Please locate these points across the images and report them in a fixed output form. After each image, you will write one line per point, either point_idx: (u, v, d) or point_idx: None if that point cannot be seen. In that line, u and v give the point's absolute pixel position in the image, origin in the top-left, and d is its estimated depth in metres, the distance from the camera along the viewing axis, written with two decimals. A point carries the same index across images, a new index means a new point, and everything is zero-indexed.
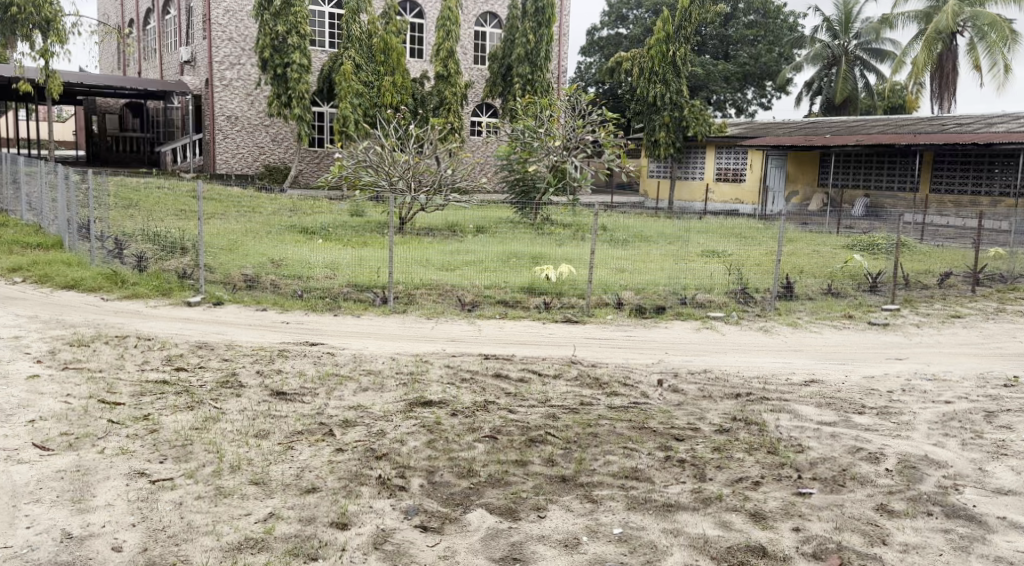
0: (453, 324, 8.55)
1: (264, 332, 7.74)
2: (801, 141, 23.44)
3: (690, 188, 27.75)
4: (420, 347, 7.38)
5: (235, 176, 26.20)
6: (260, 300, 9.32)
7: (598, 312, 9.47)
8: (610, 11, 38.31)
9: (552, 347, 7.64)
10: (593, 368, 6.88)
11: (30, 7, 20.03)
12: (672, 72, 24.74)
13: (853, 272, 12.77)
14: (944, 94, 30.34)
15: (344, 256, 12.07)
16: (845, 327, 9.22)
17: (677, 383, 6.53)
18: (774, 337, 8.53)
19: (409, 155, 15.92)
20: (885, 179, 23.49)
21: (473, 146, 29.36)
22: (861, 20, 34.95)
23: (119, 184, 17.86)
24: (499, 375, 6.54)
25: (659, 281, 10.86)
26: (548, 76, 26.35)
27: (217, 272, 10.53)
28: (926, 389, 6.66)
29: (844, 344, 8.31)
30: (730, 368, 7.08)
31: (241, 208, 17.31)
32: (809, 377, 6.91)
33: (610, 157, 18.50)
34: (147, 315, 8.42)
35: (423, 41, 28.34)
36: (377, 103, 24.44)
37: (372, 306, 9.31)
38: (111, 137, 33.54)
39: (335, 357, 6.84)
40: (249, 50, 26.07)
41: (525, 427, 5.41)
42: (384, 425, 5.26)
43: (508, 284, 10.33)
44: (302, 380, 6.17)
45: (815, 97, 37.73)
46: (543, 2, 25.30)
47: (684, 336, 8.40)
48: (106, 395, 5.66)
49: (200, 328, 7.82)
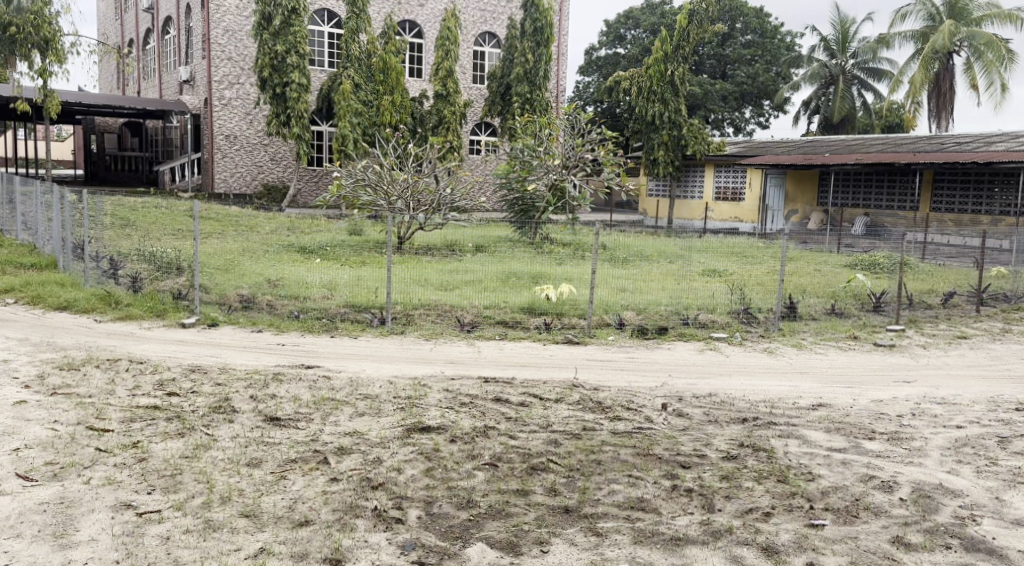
0: (452, 346, 8.40)
1: (259, 354, 7.58)
2: (801, 160, 23.41)
3: (689, 207, 27.69)
4: (418, 370, 7.22)
5: (233, 195, 26.11)
6: (256, 322, 9.17)
7: (600, 332, 9.32)
8: (608, 31, 38.44)
9: (553, 369, 7.48)
10: (595, 392, 6.72)
11: (29, 27, 20.04)
12: (671, 91, 24.74)
13: (856, 292, 12.66)
14: (942, 113, 30.40)
15: (342, 276, 11.94)
16: (851, 348, 9.09)
17: (681, 407, 6.37)
18: (779, 358, 8.39)
19: (408, 173, 15.82)
20: (885, 198, 23.43)
21: (473, 164, 29.33)
22: (858, 40, 35.10)
23: (116, 203, 17.76)
24: (499, 400, 6.38)
25: (661, 301, 10.72)
26: (547, 95, 26.38)
27: (213, 293, 10.38)
28: (936, 413, 6.50)
29: (849, 366, 8.16)
30: (735, 391, 6.92)
31: (239, 228, 17.21)
32: (815, 401, 6.76)
33: (610, 175, 18.46)
34: (140, 337, 8.25)
35: (422, 60, 28.41)
36: (376, 122, 24.40)
37: (369, 327, 9.18)
38: (109, 157, 33.50)
39: (332, 380, 6.68)
40: (248, 69, 26.08)
41: (526, 454, 5.24)
42: (381, 452, 5.10)
43: (507, 304, 10.18)
44: (297, 405, 6.01)
45: (813, 116, 37.79)
46: (542, 22, 25.37)
47: (688, 358, 8.25)
48: (95, 422, 5.49)
49: (194, 351, 7.66)
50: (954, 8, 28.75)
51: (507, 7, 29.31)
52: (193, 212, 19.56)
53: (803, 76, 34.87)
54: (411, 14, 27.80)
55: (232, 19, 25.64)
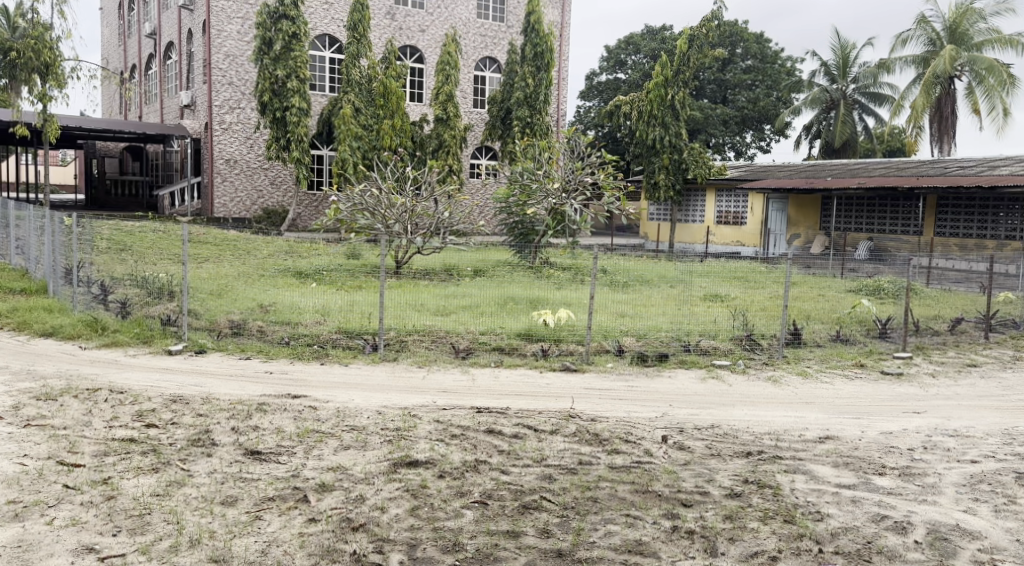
0: (445, 373, 8.15)
1: (245, 383, 7.33)
2: (803, 184, 23.23)
3: (691, 231, 27.52)
4: (409, 400, 6.95)
5: (233, 220, 25.97)
6: (245, 349, 8.92)
7: (597, 359, 9.05)
8: (608, 56, 38.48)
9: (548, 398, 7.21)
10: (592, 423, 6.43)
11: (29, 53, 19.91)
12: (672, 116, 24.61)
13: (861, 317, 12.40)
14: (943, 137, 30.30)
15: (335, 301, 11.69)
16: (857, 377, 8.81)
17: (681, 439, 6.10)
18: (783, 387, 8.11)
19: (407, 197, 15.65)
20: (889, 223, 23.23)
21: (473, 188, 29.18)
22: (859, 65, 35.10)
23: (112, 226, 17.61)
24: (491, 431, 6.10)
25: (662, 326, 10.46)
26: (547, 120, 26.32)
27: (203, 319, 10.14)
28: (949, 447, 6.23)
29: (856, 396, 7.89)
30: (738, 422, 6.65)
31: (235, 252, 17.01)
32: (822, 432, 6.49)
33: (610, 199, 18.30)
34: (123, 365, 8.00)
35: (422, 85, 28.40)
36: (376, 146, 24.28)
37: (361, 353, 8.92)
38: (110, 180, 33.45)
39: (318, 411, 6.42)
40: (248, 94, 26.03)
41: (519, 490, 4.97)
42: (364, 489, 4.84)
43: (503, 330, 9.91)
44: (280, 438, 5.75)
45: (814, 141, 37.69)
46: (542, 46, 25.35)
47: (689, 387, 7.98)
48: (66, 455, 5.23)
49: (178, 379, 7.41)
50: (955, 33, 28.68)
51: (506, 32, 29.35)
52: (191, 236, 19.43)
53: (803, 100, 34.85)
54: (412, 39, 27.84)
55: (233, 44, 25.61)
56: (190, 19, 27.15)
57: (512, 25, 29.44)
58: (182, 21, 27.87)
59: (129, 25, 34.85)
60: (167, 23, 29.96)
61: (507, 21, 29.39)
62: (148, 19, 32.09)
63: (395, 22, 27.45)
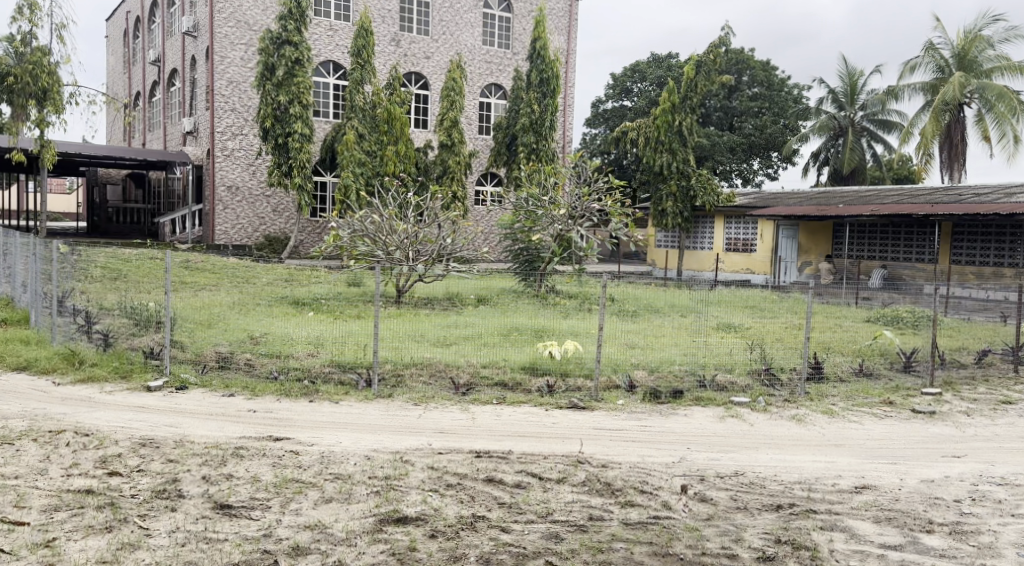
0: (443, 412, 7.52)
1: (224, 424, 6.74)
2: (814, 212, 22.69)
3: (699, 259, 27.01)
4: (402, 442, 6.35)
5: (234, 247, 25.50)
6: (230, 385, 8.34)
7: (608, 396, 8.42)
8: (614, 84, 38.18)
9: (553, 440, 6.60)
10: (603, 470, 5.79)
11: (26, 77, 19.66)
12: (679, 142, 24.16)
13: (883, 350, 11.75)
14: (953, 164, 29.79)
15: (330, 332, 11.12)
16: (888, 416, 8.17)
17: (703, 489, 5.48)
18: (808, 428, 7.50)
19: (409, 223, 15.17)
20: (902, 250, 22.64)
21: (478, 215, 28.75)
22: (867, 92, 34.75)
23: (108, 253, 17.21)
24: (491, 481, 5.47)
25: (675, 359, 9.83)
26: (553, 145, 25.88)
27: (189, 351, 9.61)
28: (1001, 499, 5.58)
29: (889, 438, 7.25)
30: (764, 469, 6.03)
31: (232, 279, 16.54)
32: (857, 481, 5.86)
33: (617, 226, 17.80)
34: (96, 403, 7.44)
35: (427, 111, 28.03)
36: (378, 172, 23.84)
37: (354, 390, 8.31)
38: (112, 209, 33.18)
39: (301, 456, 5.83)
40: (251, 120, 25.70)
41: (519, 553, 4.38)
42: (343, 555, 4.28)
43: (506, 362, 9.32)
44: (255, 489, 5.19)
45: (822, 168, 37.20)
46: (548, 73, 25.04)
47: (707, 426, 7.35)
48: (10, 512, 4.66)
49: (152, 418, 6.84)
50: (963, 59, 28.32)
51: (512, 59, 29.10)
52: (188, 263, 19.02)
53: (811, 127, 34.48)
54: (416, 66, 27.54)
55: (236, 70, 25.32)
56: (194, 46, 26.90)
57: (519, 52, 29.18)
58: (185, 48, 27.63)
59: (133, 53, 34.77)
60: (171, 50, 29.75)
61: (513, 48, 29.10)
62: (153, 47, 31.93)
63: (400, 49, 27.18)
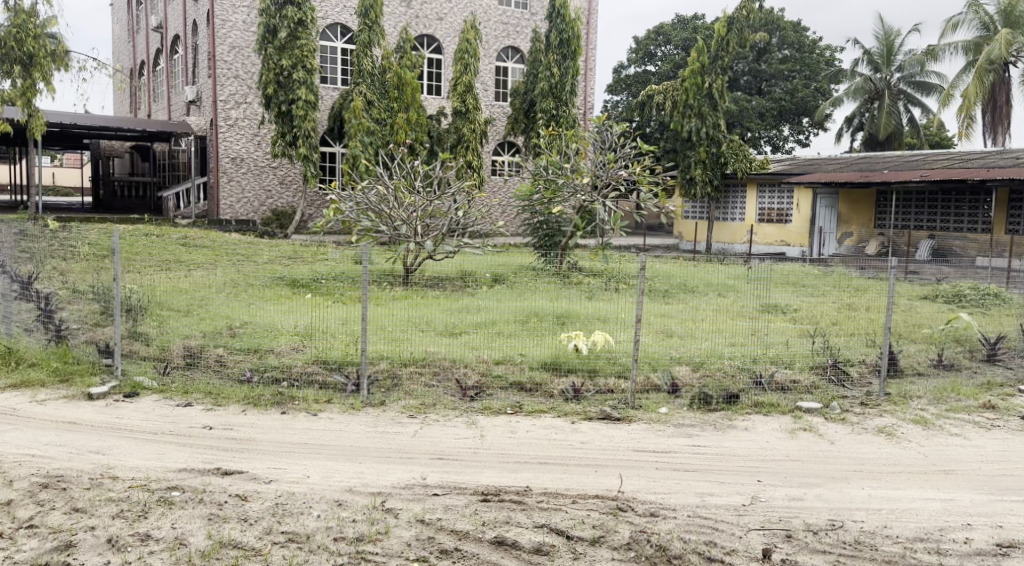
0: (445, 427, 6.05)
1: (167, 449, 5.32)
2: (858, 178, 20.84)
3: (731, 231, 25.26)
4: (390, 475, 4.91)
5: (239, 222, 24.06)
6: (189, 390, 6.92)
7: (648, 403, 6.90)
8: (637, 48, 36.13)
9: (586, 471, 5.10)
10: (652, 521, 4.31)
11: (11, 41, 18.00)
12: (710, 105, 22.28)
13: (960, 335, 10.08)
14: (998, 128, 27.67)
15: (325, 318, 9.63)
16: (995, 427, 6.59)
17: (792, 555, 4.00)
18: (903, 447, 5.96)
19: (418, 194, 13.51)
20: (953, 219, 20.83)
21: (494, 186, 27.21)
22: (905, 53, 32.53)
23: (95, 230, 15.81)
24: (501, 544, 3.99)
25: (724, 351, 8.25)
26: (574, 111, 24.13)
27: (153, 345, 8.19)
28: None
29: (1010, 460, 5.68)
30: (866, 516, 4.52)
31: (234, 257, 15.17)
32: (994, 534, 4.36)
33: (646, 195, 16.05)
34: (18, 417, 6.07)
35: (440, 77, 26.35)
36: (388, 141, 22.21)
37: (340, 396, 6.88)
38: (118, 183, 31.81)
39: (248, 504, 4.38)
40: (255, 87, 24.18)
41: None
42: None
43: (524, 358, 7.80)
44: (173, 562, 3.75)
45: (856, 133, 35.19)
46: (569, 33, 23.18)
47: (777, 446, 5.84)
48: None
49: (76, 441, 5.44)
50: (1010, 16, 26.08)
51: (530, 20, 27.30)
52: (184, 240, 17.58)
53: (845, 91, 32.44)
54: (429, 28, 25.81)
55: (239, 35, 23.75)
56: (194, 11, 25.39)
57: (536, 12, 27.37)
58: (186, 13, 26.07)
59: (136, 20, 33.16)
60: (171, 16, 28.23)
61: (530, 8, 27.32)
62: (153, 13, 30.35)
63: (411, 9, 25.50)
